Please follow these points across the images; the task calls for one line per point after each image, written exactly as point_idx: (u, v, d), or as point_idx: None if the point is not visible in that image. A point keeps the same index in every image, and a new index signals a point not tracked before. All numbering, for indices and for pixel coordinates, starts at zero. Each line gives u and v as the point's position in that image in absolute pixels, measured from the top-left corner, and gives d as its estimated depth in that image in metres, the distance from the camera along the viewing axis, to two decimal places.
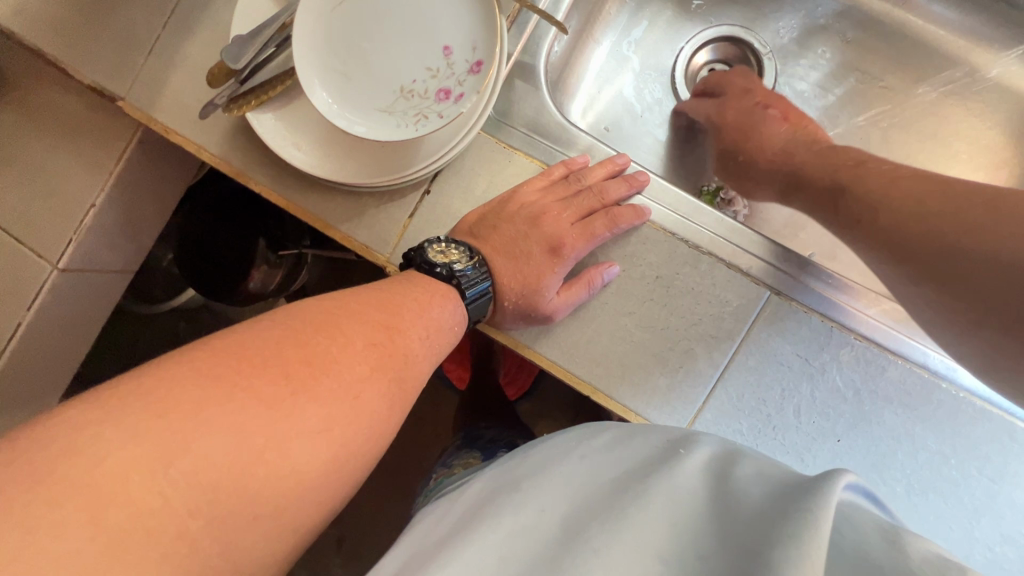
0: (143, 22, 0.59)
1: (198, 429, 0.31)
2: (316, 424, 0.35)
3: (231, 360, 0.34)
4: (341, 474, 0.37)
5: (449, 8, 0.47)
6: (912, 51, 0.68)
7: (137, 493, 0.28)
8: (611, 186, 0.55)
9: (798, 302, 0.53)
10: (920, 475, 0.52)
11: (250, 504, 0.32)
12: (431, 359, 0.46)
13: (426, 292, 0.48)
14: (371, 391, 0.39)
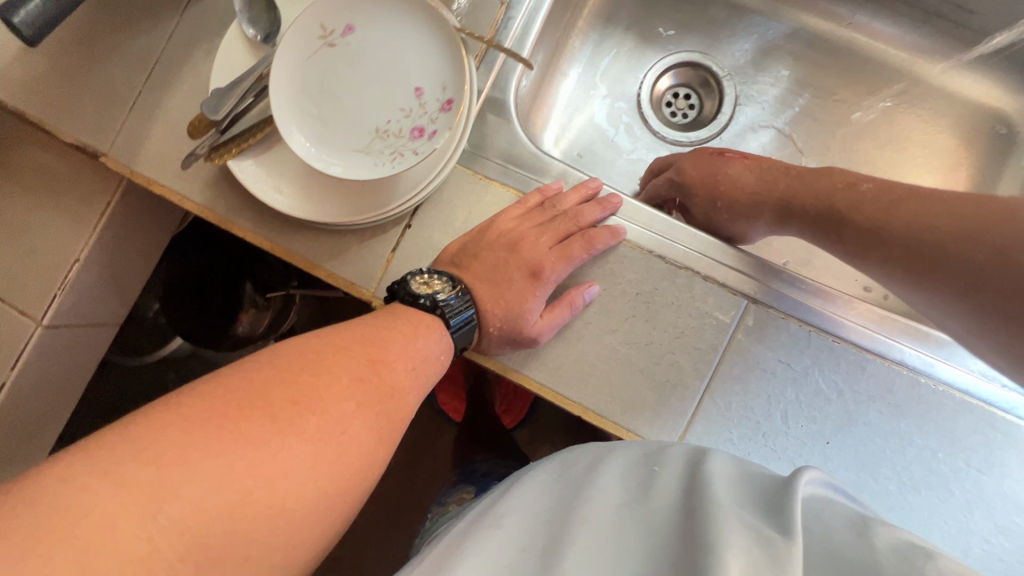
0: (123, 80, 0.61)
1: (185, 475, 0.31)
2: (306, 463, 0.35)
3: (218, 404, 0.35)
4: (332, 507, 0.37)
5: (418, 53, 0.49)
6: (861, 66, 0.73)
7: (125, 540, 0.28)
8: (586, 209, 0.57)
9: (775, 309, 0.55)
10: (910, 472, 0.52)
11: (240, 545, 0.32)
12: (418, 390, 0.47)
13: (412, 324, 0.49)
14: (361, 426, 0.40)
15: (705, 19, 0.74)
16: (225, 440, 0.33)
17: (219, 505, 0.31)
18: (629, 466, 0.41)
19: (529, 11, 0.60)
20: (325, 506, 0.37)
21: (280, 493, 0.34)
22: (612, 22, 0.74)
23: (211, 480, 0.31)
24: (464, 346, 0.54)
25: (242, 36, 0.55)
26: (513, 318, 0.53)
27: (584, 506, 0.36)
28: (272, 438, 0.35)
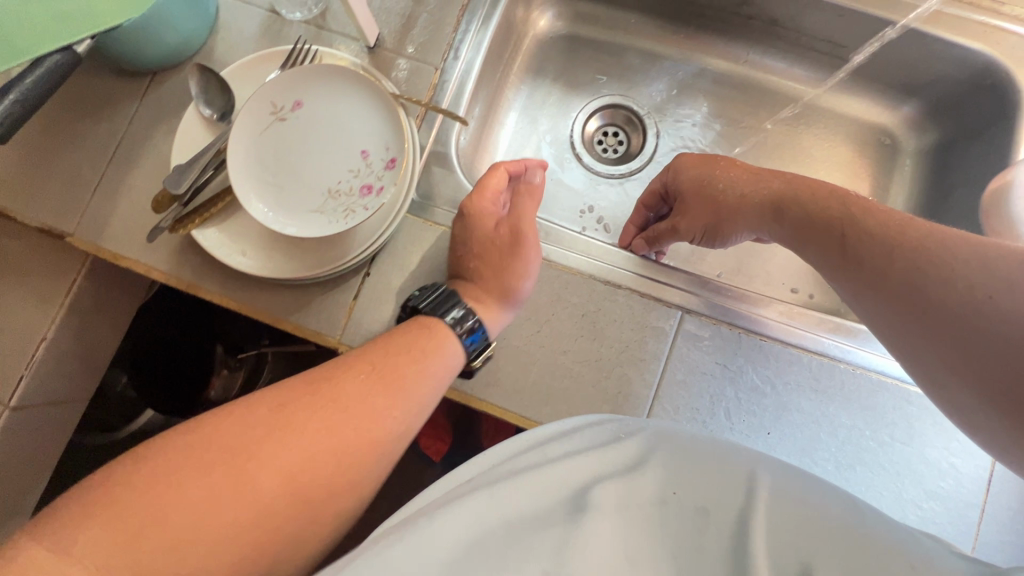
0: (87, 163, 0.65)
1: (180, 503, 0.38)
2: (292, 489, 0.42)
3: (240, 432, 0.42)
4: (325, 516, 0.44)
5: (361, 120, 0.56)
6: (761, 96, 0.82)
7: (139, 535, 0.37)
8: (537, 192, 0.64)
9: (707, 316, 0.61)
10: (844, 451, 0.58)
11: (235, 544, 0.39)
12: (426, 398, 0.51)
13: (409, 339, 0.53)
14: (348, 454, 0.45)
15: (622, 65, 0.84)
16: (215, 469, 0.40)
17: (214, 530, 0.39)
18: (600, 438, 0.47)
19: (461, 73, 0.68)
20: (314, 518, 0.43)
21: (259, 514, 0.40)
22: (540, 75, 0.83)
23: (207, 513, 0.39)
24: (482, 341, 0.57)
25: (199, 116, 0.60)
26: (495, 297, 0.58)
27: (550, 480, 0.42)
28: (263, 471, 0.41)
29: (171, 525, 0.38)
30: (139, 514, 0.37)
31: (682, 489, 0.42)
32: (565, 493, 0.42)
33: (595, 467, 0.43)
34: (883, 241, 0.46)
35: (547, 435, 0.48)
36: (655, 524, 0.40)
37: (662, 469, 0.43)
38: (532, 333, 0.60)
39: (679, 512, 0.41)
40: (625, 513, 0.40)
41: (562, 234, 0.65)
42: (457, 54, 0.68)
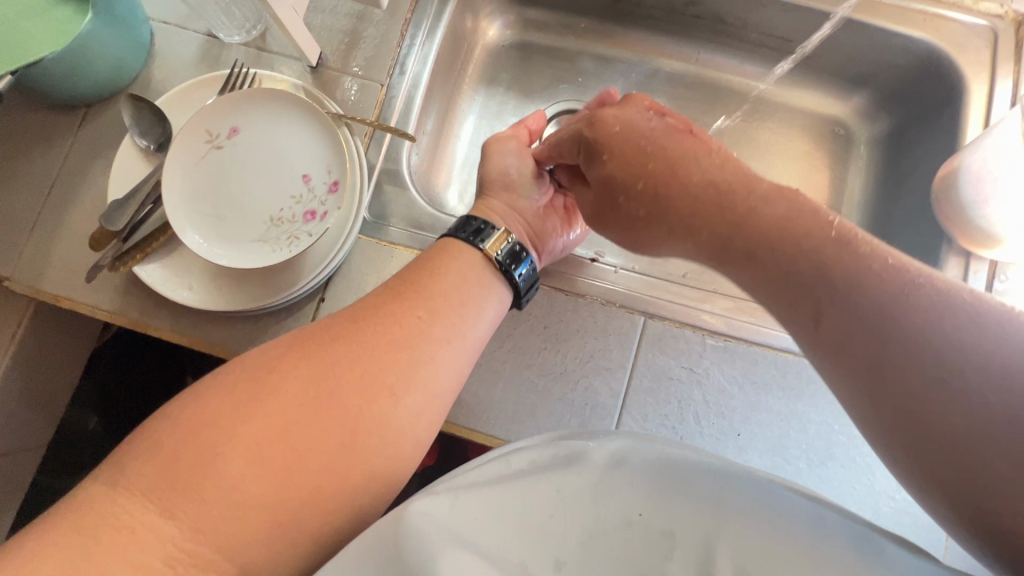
0: (22, 203, 0.62)
1: (221, 448, 0.39)
2: (333, 410, 0.42)
3: (257, 387, 0.42)
4: (345, 481, 0.41)
5: (300, 144, 0.54)
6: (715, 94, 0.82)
7: (158, 499, 0.37)
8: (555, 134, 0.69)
9: (673, 320, 0.60)
10: (815, 447, 0.57)
11: (249, 510, 0.38)
12: (465, 301, 0.51)
13: (435, 255, 0.54)
14: (379, 369, 0.45)
15: (575, 70, 0.83)
16: (222, 434, 0.39)
17: (265, 465, 0.39)
18: (568, 448, 0.43)
19: (408, 88, 0.67)
20: (370, 440, 0.43)
21: (308, 443, 0.41)
22: (494, 84, 0.82)
23: (248, 450, 0.39)
24: (507, 254, 0.54)
25: (135, 148, 0.58)
26: (497, 208, 0.59)
27: (524, 501, 0.40)
28: (296, 402, 0.42)
29: (213, 476, 0.38)
30: (170, 465, 0.38)
31: (649, 511, 0.40)
32: (531, 510, 0.40)
33: (561, 487, 0.40)
34: (806, 226, 0.40)
35: (514, 449, 0.44)
36: (619, 546, 0.39)
37: (635, 488, 0.41)
38: (494, 349, 0.59)
39: (645, 535, 0.40)
40: (589, 539, 0.40)
41: None
42: (403, 68, 0.66)
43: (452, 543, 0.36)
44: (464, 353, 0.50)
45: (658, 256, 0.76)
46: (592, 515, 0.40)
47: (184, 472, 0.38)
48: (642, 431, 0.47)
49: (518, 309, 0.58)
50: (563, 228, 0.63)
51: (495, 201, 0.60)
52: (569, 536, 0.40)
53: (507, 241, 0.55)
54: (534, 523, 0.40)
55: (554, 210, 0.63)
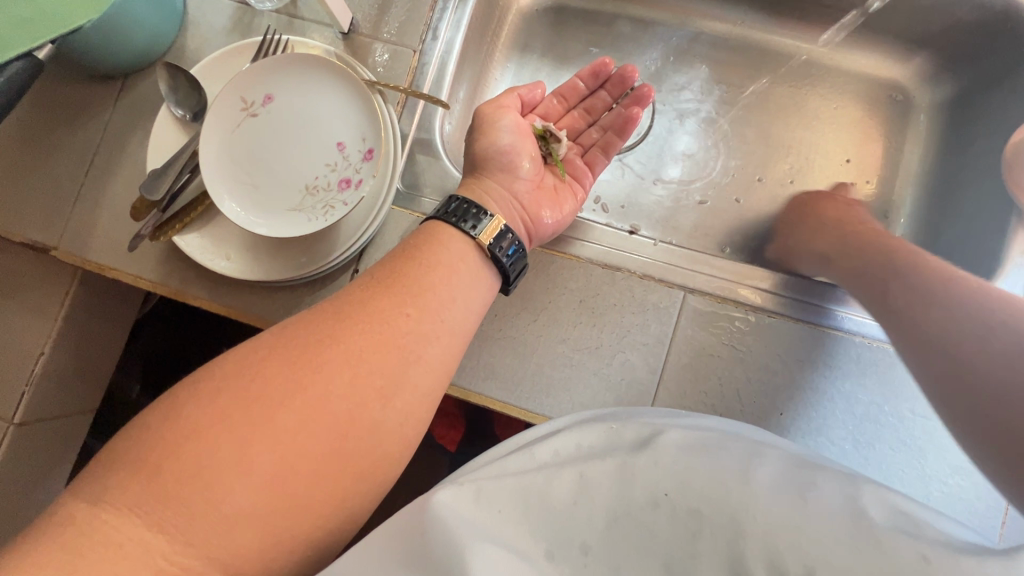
0: (66, 173, 0.64)
1: (203, 461, 0.36)
2: (322, 417, 0.39)
3: (229, 398, 0.38)
4: (335, 490, 0.39)
5: (333, 111, 0.53)
6: (763, 58, 0.78)
7: (131, 520, 0.34)
8: (542, 107, 0.67)
9: (713, 295, 0.58)
10: (863, 428, 0.55)
11: (235, 522, 0.36)
12: (455, 296, 0.48)
13: (424, 242, 0.50)
14: (371, 371, 0.42)
15: (613, 35, 0.79)
16: (197, 448, 0.36)
17: (250, 477, 0.36)
18: (592, 437, 0.44)
19: (441, 54, 0.65)
20: (362, 445, 0.41)
21: (297, 453, 0.38)
22: (527, 51, 0.79)
23: (228, 462, 0.36)
24: (501, 242, 0.52)
25: (171, 117, 0.58)
26: (493, 192, 0.56)
27: (549, 487, 0.39)
28: (281, 408, 0.38)
29: (197, 490, 0.35)
30: (141, 485, 0.35)
31: (675, 491, 0.39)
32: (555, 502, 0.39)
33: (586, 473, 0.40)
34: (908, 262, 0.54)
35: (535, 441, 0.45)
36: (647, 534, 0.39)
37: (659, 468, 0.40)
38: (529, 323, 0.58)
39: (671, 515, 0.39)
40: (614, 526, 0.39)
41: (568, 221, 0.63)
42: (436, 33, 0.64)
43: (475, 531, 0.35)
44: (454, 350, 0.48)
45: (698, 229, 0.73)
46: (616, 498, 0.40)
47: (165, 488, 0.35)
48: (669, 416, 0.48)
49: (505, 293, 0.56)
50: (558, 212, 0.59)
51: (492, 183, 0.57)
52: (594, 524, 0.39)
53: (500, 228, 0.52)
54: (557, 513, 0.39)
55: (545, 191, 0.60)
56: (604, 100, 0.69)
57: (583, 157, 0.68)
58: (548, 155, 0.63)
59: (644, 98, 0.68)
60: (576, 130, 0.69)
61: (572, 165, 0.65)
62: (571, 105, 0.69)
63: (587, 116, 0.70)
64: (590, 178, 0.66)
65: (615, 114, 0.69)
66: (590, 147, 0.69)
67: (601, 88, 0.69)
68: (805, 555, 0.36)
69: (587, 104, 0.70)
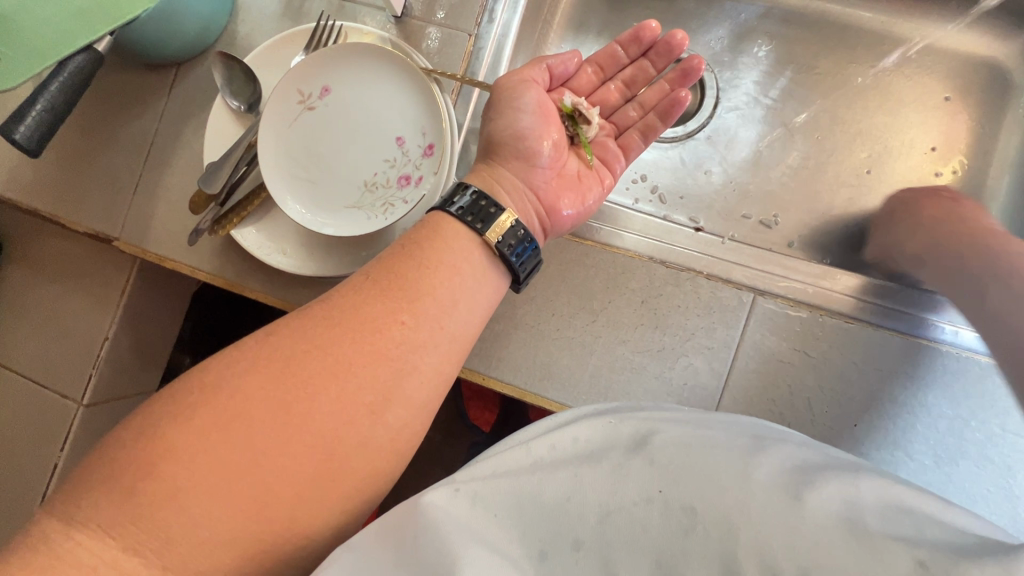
0: (125, 165, 0.64)
1: (177, 484, 0.36)
2: (306, 436, 0.39)
3: (218, 411, 0.38)
4: (327, 491, 0.40)
5: (392, 103, 0.51)
6: (840, 35, 0.72)
7: (126, 522, 0.35)
8: (576, 80, 0.60)
9: (783, 298, 0.55)
10: (945, 444, 0.52)
11: (229, 523, 0.37)
12: (457, 297, 0.46)
13: (426, 235, 0.48)
14: (359, 387, 0.41)
15: (675, 11, 0.74)
16: (187, 456, 0.37)
17: (232, 497, 0.37)
18: (597, 433, 0.42)
19: (497, 38, 0.61)
20: (347, 462, 0.41)
21: (275, 471, 0.38)
22: (583, 30, 0.75)
23: (215, 466, 0.37)
24: (509, 239, 0.48)
25: (227, 109, 0.58)
26: (507, 182, 0.52)
27: (535, 488, 0.38)
28: (266, 426, 0.39)
29: (175, 509, 0.36)
30: (132, 488, 0.36)
31: (669, 487, 0.38)
32: (546, 500, 0.38)
33: (581, 472, 0.39)
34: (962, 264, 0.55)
35: (535, 433, 0.44)
36: (639, 527, 0.37)
37: (654, 467, 0.39)
38: (588, 323, 0.56)
39: (664, 510, 0.37)
40: (607, 521, 0.37)
41: (615, 213, 0.60)
42: (493, 15, 0.61)
43: (468, 539, 0.36)
44: (453, 357, 0.46)
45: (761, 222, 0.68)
46: (609, 495, 0.38)
47: (136, 515, 0.35)
48: (675, 412, 0.46)
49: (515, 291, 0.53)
50: (580, 200, 0.55)
51: (506, 172, 0.53)
52: (586, 520, 0.37)
53: (511, 223, 0.49)
54: (551, 510, 0.38)
55: (567, 179, 0.56)
56: (645, 71, 0.61)
57: (617, 138, 0.61)
58: (576, 136, 0.58)
59: (692, 73, 0.59)
60: (611, 106, 0.62)
61: (603, 148, 0.59)
62: (608, 77, 0.62)
63: (625, 89, 0.62)
64: (623, 163, 0.60)
65: (658, 91, 0.60)
66: (626, 128, 0.61)
67: (645, 56, 0.60)
68: (797, 552, 0.34)
69: (626, 76, 0.61)
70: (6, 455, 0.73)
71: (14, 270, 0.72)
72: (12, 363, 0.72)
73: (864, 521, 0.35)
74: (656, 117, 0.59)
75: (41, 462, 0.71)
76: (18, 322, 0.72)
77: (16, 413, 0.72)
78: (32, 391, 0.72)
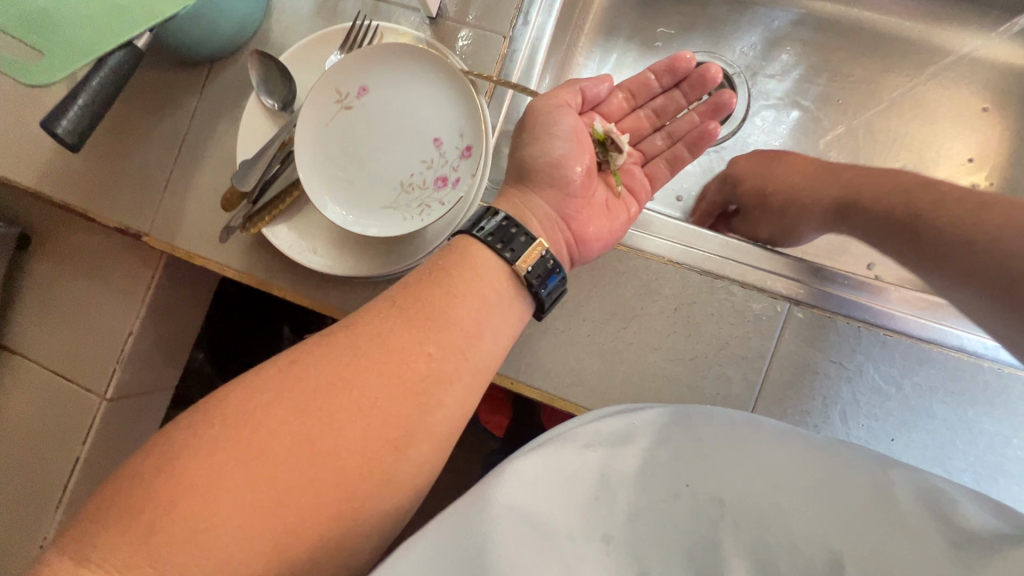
0: (157, 162, 0.64)
1: (206, 508, 0.36)
2: (330, 472, 0.39)
3: (239, 442, 0.38)
4: (353, 517, 0.40)
5: (430, 106, 0.51)
6: (876, 42, 0.71)
7: (152, 543, 0.35)
8: (607, 105, 0.59)
9: (822, 308, 0.54)
10: (986, 461, 0.50)
11: (257, 541, 0.36)
12: (484, 329, 0.46)
13: (455, 263, 0.47)
14: (386, 421, 0.41)
15: (707, 16, 0.73)
16: (212, 480, 0.36)
17: (254, 530, 0.36)
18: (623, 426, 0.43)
19: (531, 41, 0.61)
20: (371, 495, 0.40)
21: (304, 498, 0.38)
22: (614, 34, 0.74)
23: (245, 489, 0.37)
24: (539, 270, 0.48)
25: (261, 108, 0.58)
26: (538, 211, 0.52)
27: (573, 483, 0.38)
28: (288, 461, 0.38)
29: (204, 543, 0.35)
30: (165, 504, 0.36)
31: (696, 482, 0.39)
32: (583, 493, 0.38)
33: (613, 467, 0.40)
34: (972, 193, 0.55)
35: (567, 424, 0.43)
36: (671, 522, 0.38)
37: (685, 461, 0.40)
38: (618, 329, 0.56)
39: (693, 504, 0.38)
40: (637, 516, 0.39)
41: (645, 218, 0.59)
42: (528, 18, 0.61)
43: (513, 520, 0.36)
44: (476, 390, 0.46)
45: None
46: (641, 494, 0.39)
47: (165, 525, 0.35)
48: (704, 411, 0.46)
49: (537, 319, 0.53)
50: (609, 228, 0.55)
51: (539, 201, 0.53)
52: (616, 515, 0.39)
53: (541, 254, 0.48)
54: (587, 510, 0.38)
55: (597, 209, 0.55)
56: (677, 102, 0.61)
57: (644, 166, 0.60)
58: (605, 163, 0.57)
59: (723, 107, 0.60)
60: (640, 134, 0.61)
61: (631, 177, 0.58)
62: (639, 103, 0.61)
63: (655, 118, 0.61)
64: (650, 192, 0.59)
65: (687, 121, 0.60)
66: (653, 156, 0.61)
67: (678, 86, 0.60)
68: (835, 546, 0.35)
69: (657, 105, 0.61)
70: (30, 447, 0.73)
71: (42, 262, 0.72)
72: (38, 355, 0.73)
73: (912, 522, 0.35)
74: (684, 148, 0.59)
75: (64, 456, 0.72)
76: (45, 316, 0.72)
77: (41, 406, 0.73)
78: (56, 383, 0.72)
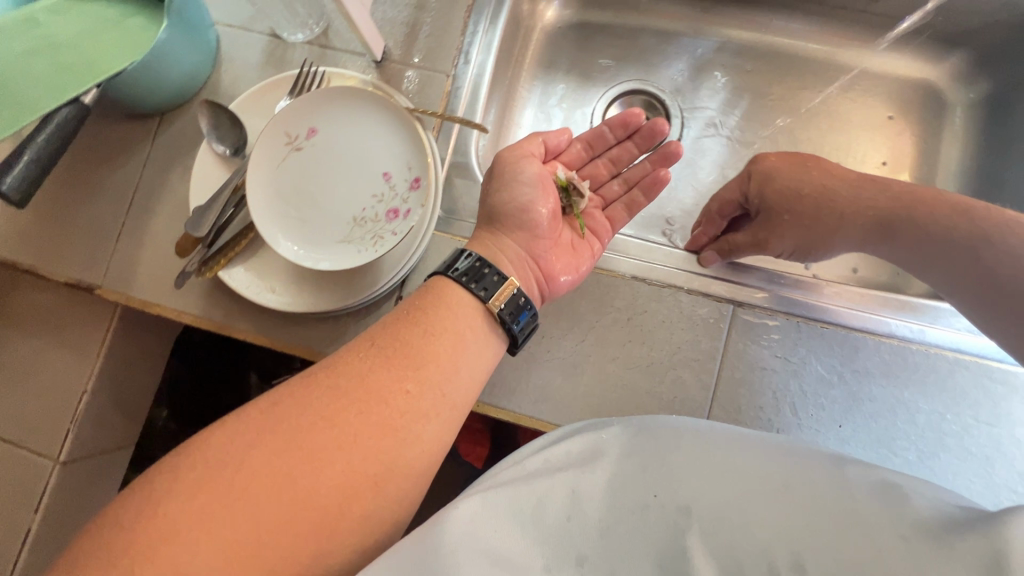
0: (108, 214, 0.64)
1: (170, 555, 0.35)
2: (308, 512, 0.39)
3: (207, 483, 0.37)
4: (330, 555, 0.40)
5: (379, 146, 0.54)
6: (789, 63, 0.78)
7: None
8: (566, 155, 0.63)
9: (764, 307, 0.58)
10: (927, 438, 0.54)
11: None
12: (458, 363, 0.47)
13: (430, 302, 0.49)
14: (365, 458, 0.41)
15: (638, 47, 0.79)
16: (175, 526, 0.36)
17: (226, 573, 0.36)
18: (587, 445, 0.44)
19: (474, 78, 0.65)
20: (346, 532, 0.40)
21: (278, 539, 0.38)
22: (553, 68, 0.79)
23: (217, 531, 0.36)
24: (512, 307, 0.50)
25: (213, 154, 0.59)
26: (511, 252, 0.55)
27: (540, 510, 0.39)
28: (264, 501, 0.38)
29: None
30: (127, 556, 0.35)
31: (664, 492, 0.40)
32: (551, 517, 0.39)
33: (581, 488, 0.40)
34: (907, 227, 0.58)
35: (531, 450, 0.45)
36: (642, 535, 0.40)
37: (648, 472, 0.42)
38: (577, 343, 0.58)
39: (660, 514, 0.40)
40: (607, 533, 0.40)
41: None
42: (468, 57, 0.64)
43: (477, 554, 0.37)
44: (452, 424, 0.47)
45: None
46: (607, 508, 0.41)
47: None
48: (659, 416, 0.47)
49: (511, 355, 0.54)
50: (575, 266, 0.57)
51: (508, 241, 0.55)
52: (587, 533, 0.40)
53: (512, 292, 0.50)
54: (555, 532, 0.39)
55: (562, 249, 0.57)
56: (630, 152, 0.65)
57: (605, 210, 0.64)
58: (569, 207, 0.60)
59: (672, 156, 0.62)
60: (599, 180, 0.65)
61: (592, 220, 0.61)
62: (596, 154, 0.65)
63: (611, 166, 0.65)
64: (612, 234, 0.62)
65: (640, 169, 0.64)
66: (612, 201, 0.64)
67: (630, 138, 0.64)
68: (794, 545, 0.37)
69: (613, 155, 0.65)
70: None
71: None
72: None
73: (853, 498, 0.38)
74: (640, 193, 0.63)
75: (13, 528, 0.67)
76: None
77: None
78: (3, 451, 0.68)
